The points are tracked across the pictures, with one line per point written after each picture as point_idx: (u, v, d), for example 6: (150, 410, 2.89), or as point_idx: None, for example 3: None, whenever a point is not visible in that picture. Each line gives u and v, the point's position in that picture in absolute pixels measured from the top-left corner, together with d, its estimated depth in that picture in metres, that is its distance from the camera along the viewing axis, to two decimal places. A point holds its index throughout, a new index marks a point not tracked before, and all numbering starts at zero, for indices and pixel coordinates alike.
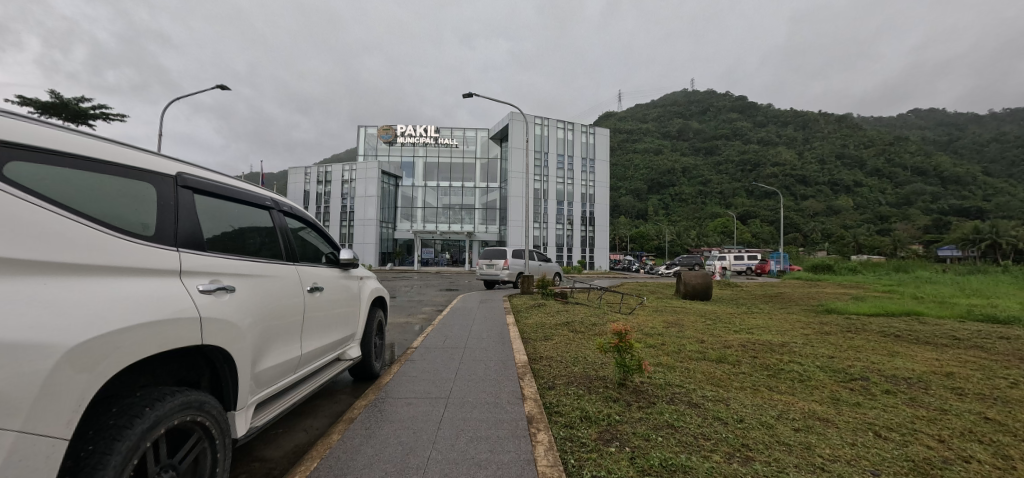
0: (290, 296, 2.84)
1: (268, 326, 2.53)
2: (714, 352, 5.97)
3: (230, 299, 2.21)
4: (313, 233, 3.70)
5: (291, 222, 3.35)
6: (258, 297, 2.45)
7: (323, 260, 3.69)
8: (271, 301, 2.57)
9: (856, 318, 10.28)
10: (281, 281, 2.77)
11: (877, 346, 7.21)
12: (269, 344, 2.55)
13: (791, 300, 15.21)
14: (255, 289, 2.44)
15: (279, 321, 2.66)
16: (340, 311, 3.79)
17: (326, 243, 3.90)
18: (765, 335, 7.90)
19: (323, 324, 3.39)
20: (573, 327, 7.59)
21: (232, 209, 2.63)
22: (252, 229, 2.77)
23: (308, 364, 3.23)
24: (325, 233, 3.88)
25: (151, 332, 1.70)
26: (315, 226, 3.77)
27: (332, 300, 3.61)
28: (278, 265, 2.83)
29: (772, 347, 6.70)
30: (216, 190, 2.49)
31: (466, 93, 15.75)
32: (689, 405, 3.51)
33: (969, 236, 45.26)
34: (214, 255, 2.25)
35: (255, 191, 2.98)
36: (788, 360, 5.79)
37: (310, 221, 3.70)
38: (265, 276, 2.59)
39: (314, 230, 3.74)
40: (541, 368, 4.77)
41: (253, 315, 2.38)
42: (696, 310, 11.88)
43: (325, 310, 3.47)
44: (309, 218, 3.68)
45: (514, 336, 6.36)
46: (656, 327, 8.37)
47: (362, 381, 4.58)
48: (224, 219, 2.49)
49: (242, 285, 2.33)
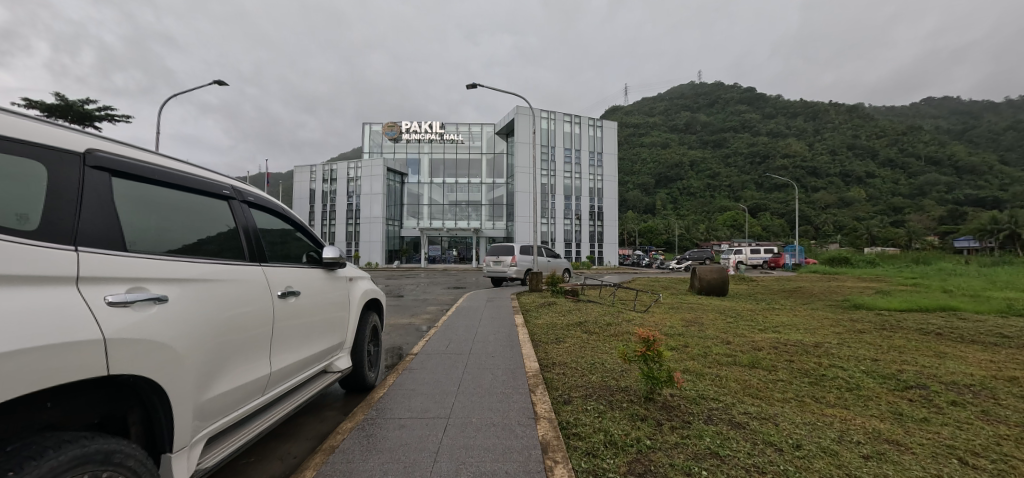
0: (253, 308, 2.36)
1: (218, 342, 2.05)
2: (744, 355, 5.41)
3: (165, 311, 1.74)
4: (292, 228, 3.23)
5: (259, 214, 2.84)
6: (206, 312, 1.98)
7: (302, 259, 3.20)
8: (223, 315, 2.10)
9: (888, 314, 9.62)
10: (240, 287, 2.27)
11: (918, 346, 6.60)
12: (219, 368, 2.06)
13: (812, 295, 14.54)
14: (205, 301, 1.98)
15: (238, 338, 2.20)
16: (326, 317, 3.31)
17: (308, 241, 3.42)
18: (794, 335, 7.30)
19: (302, 331, 2.91)
20: (587, 328, 7.04)
21: (172, 200, 2.14)
22: (204, 227, 2.28)
23: (284, 380, 2.76)
24: (307, 229, 3.42)
25: (35, 365, 1.24)
26: (296, 222, 3.31)
27: (313, 304, 3.11)
28: (238, 267, 2.35)
29: (807, 349, 6.11)
30: (151, 173, 2.01)
31: (469, 84, 15.08)
32: (732, 427, 2.99)
33: (987, 227, 44.00)
34: (140, 255, 1.77)
35: (208, 176, 2.46)
36: (828, 363, 5.24)
37: (290, 216, 3.24)
38: (215, 283, 2.10)
39: (294, 226, 3.27)
40: (554, 376, 4.27)
41: (196, 336, 1.90)
42: (714, 307, 11.26)
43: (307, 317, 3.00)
44: (289, 212, 3.24)
45: (524, 339, 5.87)
46: (675, 326, 7.82)
47: (355, 393, 4.10)
48: (159, 214, 2.00)
49: (182, 296, 1.86)
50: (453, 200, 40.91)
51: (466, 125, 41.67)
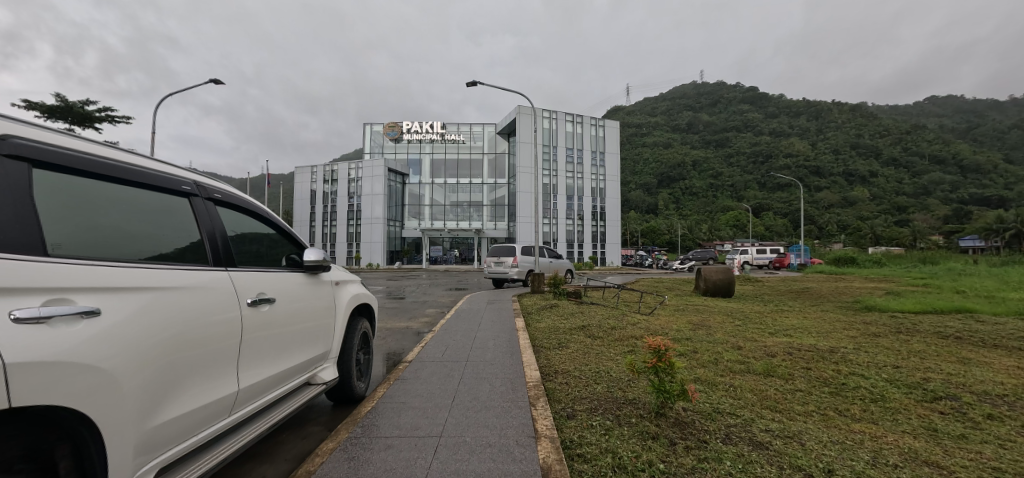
0: (216, 319, 2.12)
1: (172, 360, 1.83)
2: (758, 362, 5.11)
3: (102, 326, 1.52)
4: (269, 228, 3.00)
5: (226, 212, 2.57)
6: (155, 326, 1.76)
7: (279, 263, 2.96)
8: (176, 328, 1.87)
9: (902, 317, 9.28)
10: (199, 297, 2.03)
11: (939, 351, 6.28)
12: (172, 389, 1.85)
13: (821, 296, 14.20)
14: (154, 313, 1.76)
15: (195, 354, 1.96)
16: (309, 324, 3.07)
17: (287, 242, 3.17)
18: (807, 339, 7.00)
19: (278, 342, 2.66)
20: (590, 332, 6.75)
21: (117, 197, 1.92)
22: (158, 228, 2.06)
23: (259, 396, 2.53)
24: (288, 227, 3.20)
25: None
26: (275, 222, 3.08)
27: (292, 311, 2.84)
28: (200, 274, 2.11)
29: (824, 354, 5.82)
30: (93, 167, 1.79)
31: (470, 81, 14.80)
32: (755, 447, 2.70)
33: (992, 225, 43.64)
34: (73, 261, 1.54)
35: (165, 171, 2.22)
36: (848, 371, 4.94)
37: (267, 214, 3.00)
38: (169, 293, 1.87)
39: (272, 226, 3.04)
40: (556, 387, 3.98)
41: (143, 357, 1.68)
42: (721, 309, 10.96)
43: (285, 326, 2.75)
44: (267, 210, 3.01)
45: (524, 345, 5.61)
46: (682, 330, 7.52)
47: (343, 405, 3.84)
48: (100, 213, 1.78)
49: (125, 307, 1.64)
50: (455, 200, 40.68)
51: (467, 125, 41.46)
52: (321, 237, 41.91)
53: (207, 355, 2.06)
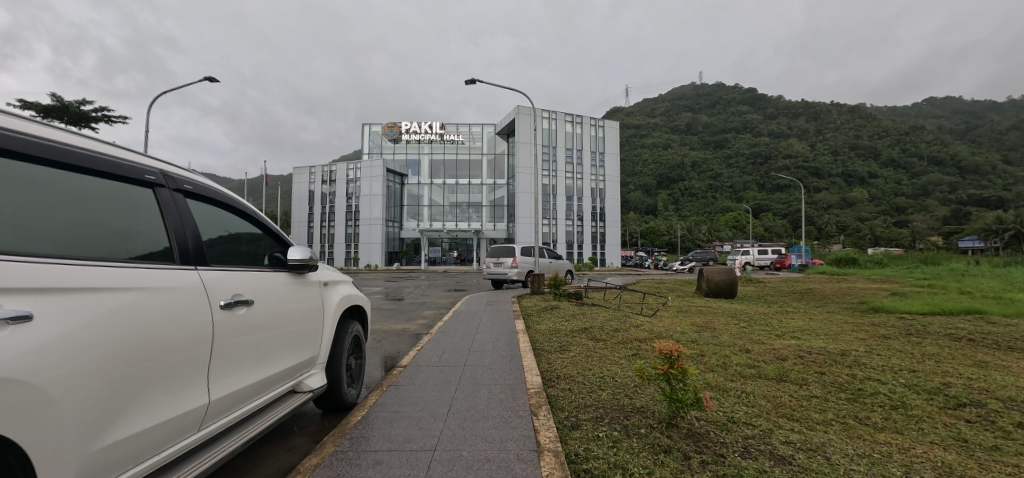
0: (182, 325, 1.90)
1: (127, 368, 1.63)
2: (769, 366, 4.90)
3: (44, 335, 1.32)
4: (247, 224, 2.76)
5: (199, 203, 2.34)
6: (111, 334, 1.56)
7: (262, 261, 2.74)
8: (137, 335, 1.67)
9: (911, 318, 9.07)
10: (166, 300, 1.83)
11: (954, 354, 6.06)
12: (125, 406, 1.63)
13: (826, 297, 13.97)
14: (106, 319, 1.55)
15: (155, 365, 1.75)
16: (293, 330, 2.85)
17: (270, 239, 2.96)
18: (816, 341, 6.80)
19: (258, 349, 2.44)
20: (592, 335, 6.54)
21: (79, 189, 1.71)
22: (124, 220, 1.85)
23: (235, 408, 2.31)
24: (268, 223, 2.98)
25: None
26: (253, 216, 2.85)
27: (274, 312, 2.62)
28: (166, 273, 1.90)
29: (836, 358, 5.61)
30: (52, 154, 1.59)
31: (468, 79, 14.58)
32: (779, 463, 2.47)
33: (991, 226, 43.50)
34: (14, 256, 1.34)
35: (127, 158, 1.98)
36: (863, 376, 4.72)
37: (243, 206, 2.77)
38: (126, 294, 1.65)
39: (250, 222, 2.81)
40: (559, 394, 3.76)
41: (90, 368, 1.47)
42: (724, 310, 10.75)
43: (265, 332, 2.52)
44: (244, 202, 2.79)
45: (524, 348, 5.40)
46: (686, 332, 7.30)
47: (332, 414, 3.61)
48: (55, 207, 1.59)
49: (76, 312, 1.45)
50: (454, 201, 40.50)
51: (467, 125, 41.21)
52: (320, 238, 41.69)
53: (170, 365, 1.84)
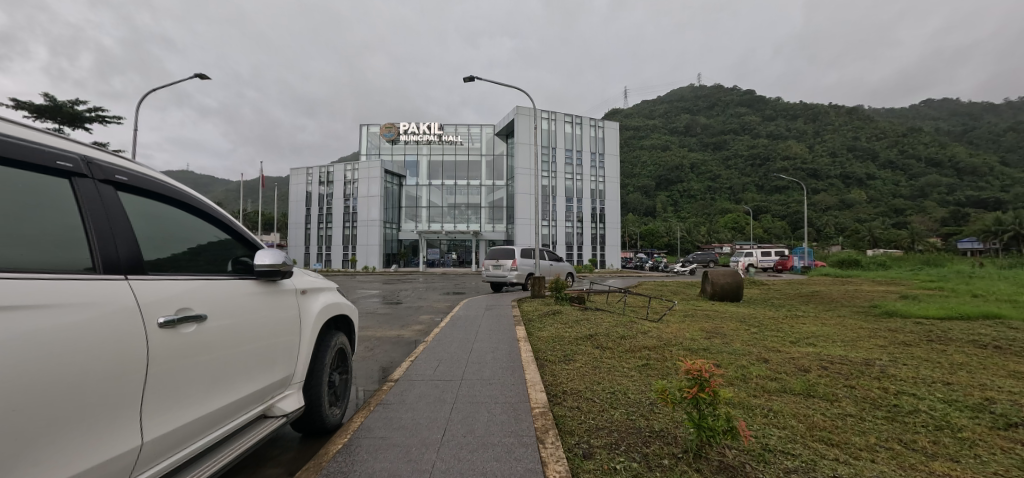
0: (119, 349, 1.55)
1: (49, 401, 1.30)
2: (792, 379, 4.51)
3: None
4: (203, 224, 2.38)
5: (133, 197, 1.93)
6: (21, 362, 1.21)
7: (221, 269, 2.36)
8: (47, 373, 1.29)
9: (929, 323, 8.68)
10: (98, 319, 1.48)
11: (985, 363, 5.67)
12: (45, 447, 1.30)
13: (834, 301, 13.60)
14: (16, 343, 1.20)
15: (78, 397, 1.39)
16: (262, 346, 2.47)
17: (233, 241, 2.58)
18: (835, 350, 6.43)
19: (215, 373, 2.08)
20: (598, 343, 6.15)
21: None
22: (44, 228, 1.51)
23: (189, 442, 1.95)
24: (229, 221, 2.59)
25: None
26: (210, 212, 2.46)
27: (232, 325, 2.21)
28: (97, 285, 1.53)
29: (861, 369, 5.23)
30: None
31: (467, 76, 14.20)
32: None
33: (990, 228, 43.35)
34: None
35: (40, 141, 1.61)
36: (896, 389, 4.35)
37: (194, 200, 2.37)
38: (38, 316, 1.30)
39: (204, 221, 2.41)
40: (566, 414, 3.36)
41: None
42: (733, 314, 10.35)
43: (225, 349, 2.15)
44: (197, 196, 2.40)
45: (527, 359, 4.99)
46: (696, 340, 6.89)
47: (311, 438, 3.21)
48: None
49: None
50: (452, 202, 40.14)
51: (466, 125, 40.85)
52: (317, 239, 41.32)
53: (98, 399, 1.48)
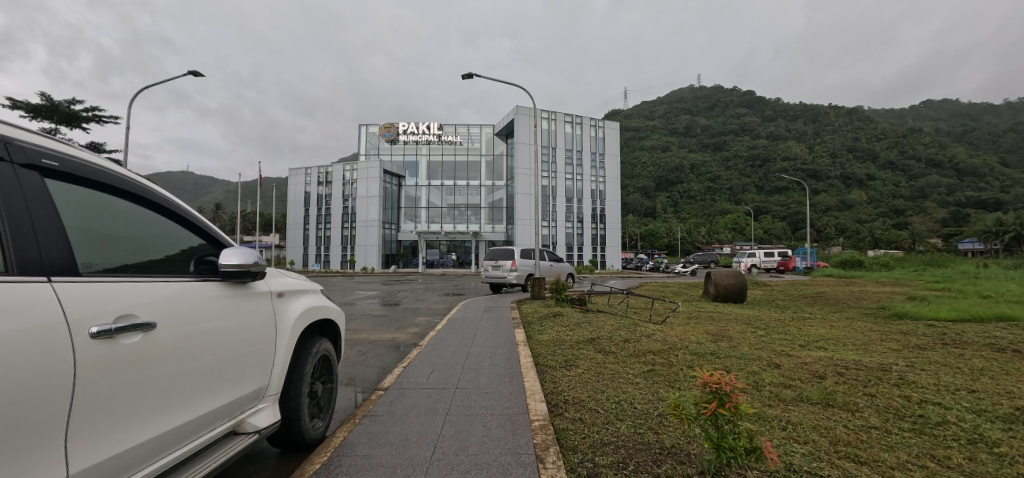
0: (44, 368, 1.30)
1: None
2: (809, 386, 4.25)
3: None
4: (164, 219, 2.13)
5: (69, 184, 1.67)
6: None
7: (180, 271, 2.10)
8: None
9: (941, 326, 8.41)
10: (12, 330, 1.23)
11: (1005, 368, 5.42)
12: None
13: (840, 302, 13.30)
14: None
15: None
16: (230, 354, 2.21)
17: (199, 240, 2.32)
18: (849, 354, 6.15)
19: (174, 384, 1.84)
20: (601, 347, 5.88)
21: None
22: None
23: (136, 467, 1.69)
24: (195, 216, 2.33)
25: None
26: (172, 206, 2.20)
27: (190, 332, 1.94)
28: (17, 290, 1.29)
29: (878, 375, 4.97)
30: None
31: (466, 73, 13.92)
32: None
33: (991, 228, 43.13)
34: None
35: None
36: (919, 397, 4.10)
37: (153, 193, 2.12)
38: None
39: (166, 216, 2.16)
40: (568, 427, 3.09)
41: None
42: (738, 317, 10.07)
43: (183, 359, 1.89)
44: (154, 188, 2.13)
45: (526, 365, 4.70)
46: (702, 343, 6.62)
47: (290, 454, 2.94)
48: None
49: None
50: (452, 203, 39.88)
51: (465, 125, 40.61)
52: (315, 240, 41.12)
53: (14, 428, 1.23)
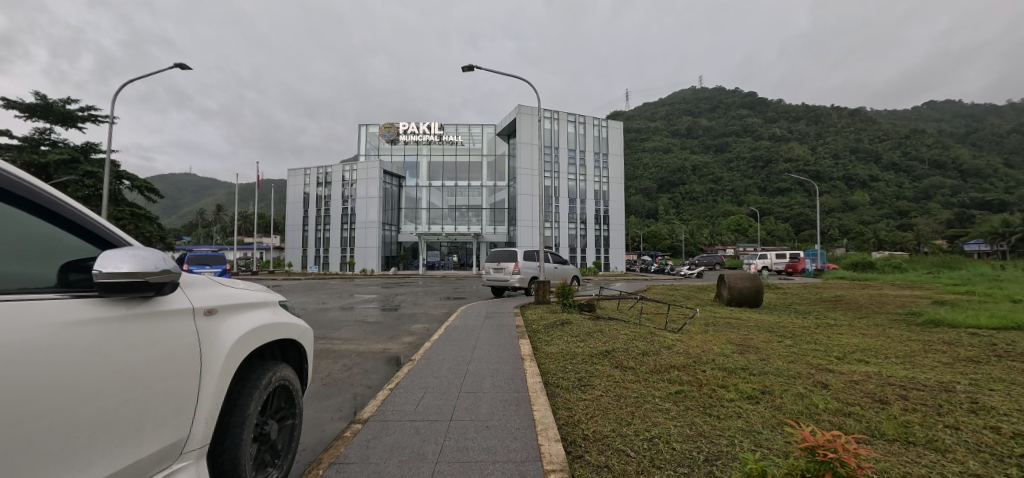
0: None
1: None
2: (876, 416, 3.54)
3: None
4: (36, 222, 1.50)
5: None
6: None
7: (55, 284, 1.49)
8: None
9: (987, 336, 7.62)
10: None
11: None
12: None
13: (865, 307, 12.46)
14: None
15: None
16: (129, 395, 1.56)
17: (94, 247, 1.69)
18: (899, 370, 5.43)
19: (16, 449, 1.17)
20: (616, 361, 5.19)
21: None
22: None
23: None
24: (94, 220, 1.70)
25: None
26: (53, 203, 1.57)
27: (41, 368, 1.26)
28: None
29: (946, 398, 4.26)
30: None
31: (466, 66, 13.19)
32: None
33: (997, 229, 42.62)
34: None
35: None
36: (1015, 433, 3.33)
37: (35, 190, 1.53)
38: None
39: (47, 219, 1.54)
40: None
41: None
42: (760, 324, 9.28)
43: (23, 419, 1.21)
44: (33, 182, 1.52)
45: (537, 390, 3.96)
46: (729, 356, 5.91)
47: None
48: None
49: None
50: (453, 204, 39.23)
51: (467, 125, 40.02)
52: (314, 242, 40.60)
53: None
